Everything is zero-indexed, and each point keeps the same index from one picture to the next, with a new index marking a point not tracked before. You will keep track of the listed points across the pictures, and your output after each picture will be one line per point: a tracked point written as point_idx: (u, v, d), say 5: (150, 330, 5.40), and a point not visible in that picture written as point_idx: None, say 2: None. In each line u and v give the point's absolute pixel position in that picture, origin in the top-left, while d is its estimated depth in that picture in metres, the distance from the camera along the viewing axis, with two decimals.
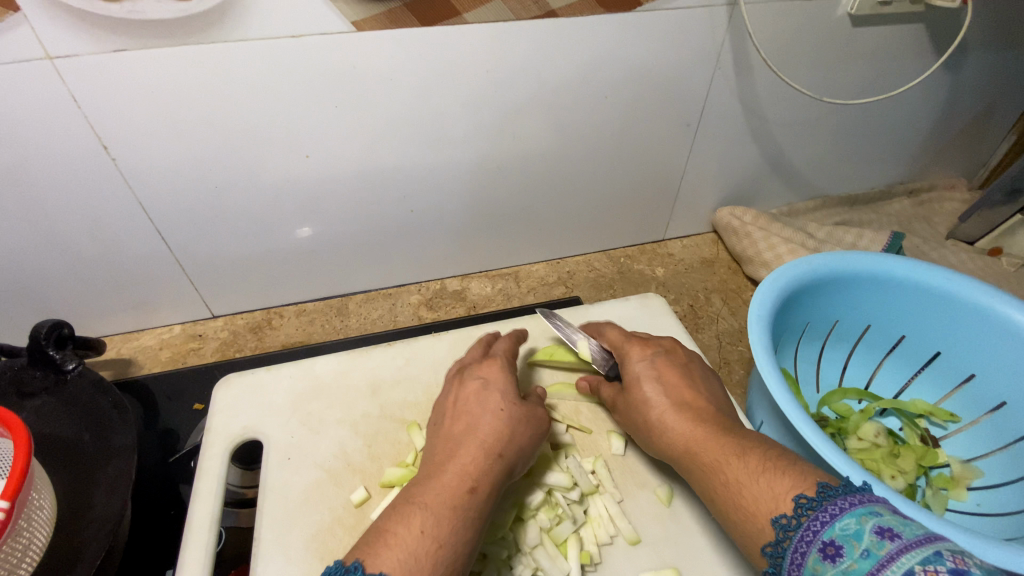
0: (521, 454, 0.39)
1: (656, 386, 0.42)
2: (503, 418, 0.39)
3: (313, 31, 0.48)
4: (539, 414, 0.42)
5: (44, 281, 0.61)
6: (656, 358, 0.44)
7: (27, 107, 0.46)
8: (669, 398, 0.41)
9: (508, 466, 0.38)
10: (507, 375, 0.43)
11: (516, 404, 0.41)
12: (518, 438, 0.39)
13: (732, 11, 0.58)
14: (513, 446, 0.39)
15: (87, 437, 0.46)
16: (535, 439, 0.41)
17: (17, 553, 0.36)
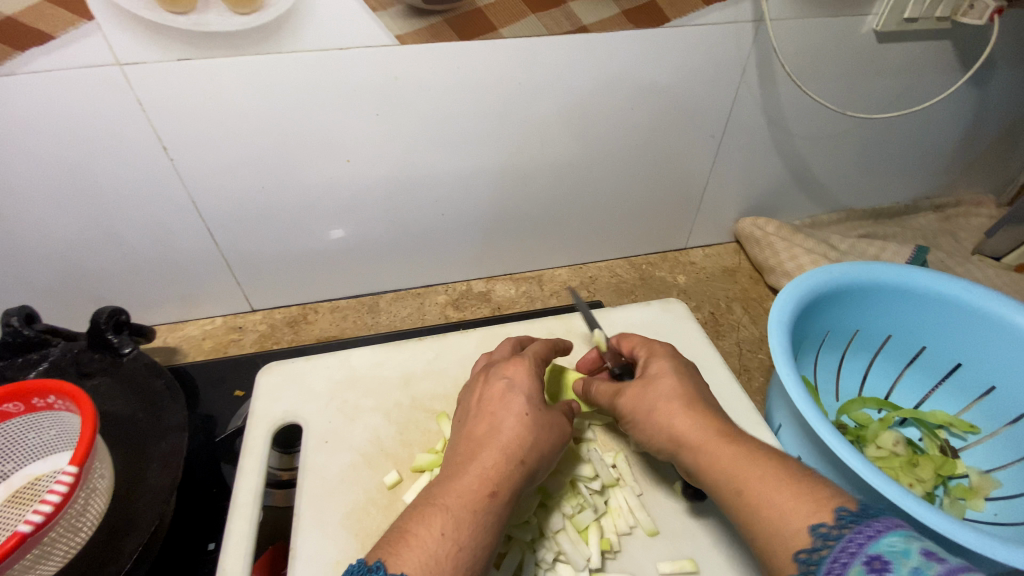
0: (543, 461, 0.39)
1: (667, 379, 0.42)
2: (529, 421, 0.39)
3: (359, 44, 0.52)
4: (564, 420, 0.42)
5: (101, 272, 0.65)
6: (669, 354, 0.45)
7: (98, 110, 0.51)
8: (681, 394, 0.41)
9: (530, 473, 0.38)
10: (534, 377, 0.43)
11: (541, 409, 0.41)
12: (541, 444, 0.39)
13: (758, 27, 0.59)
14: (536, 454, 0.38)
15: (141, 415, 0.50)
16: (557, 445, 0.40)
17: (77, 515, 0.40)
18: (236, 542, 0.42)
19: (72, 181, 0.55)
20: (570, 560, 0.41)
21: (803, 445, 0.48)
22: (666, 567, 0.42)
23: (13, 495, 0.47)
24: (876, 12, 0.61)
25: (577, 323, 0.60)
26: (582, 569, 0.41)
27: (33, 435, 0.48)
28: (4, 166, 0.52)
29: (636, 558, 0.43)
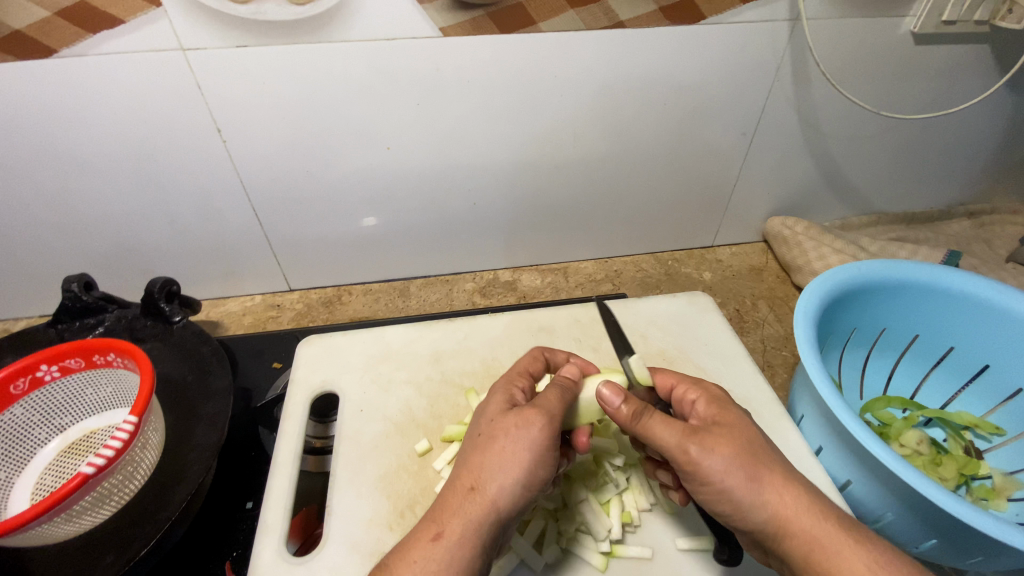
0: (510, 475, 0.36)
1: (735, 437, 0.38)
2: (478, 442, 0.38)
3: (405, 35, 0.54)
4: (526, 428, 0.37)
5: (153, 247, 0.69)
6: (730, 403, 0.41)
7: (161, 92, 0.54)
8: (747, 453, 0.37)
9: (490, 493, 0.35)
10: (502, 395, 0.41)
11: (497, 420, 0.39)
12: (497, 457, 0.36)
13: (794, 26, 0.60)
14: (491, 470, 0.36)
15: (190, 378, 0.54)
16: (531, 450, 0.37)
17: (133, 463, 0.43)
18: (275, 498, 0.45)
19: (132, 159, 0.59)
20: (592, 530, 0.43)
21: (825, 435, 0.49)
22: (684, 542, 0.43)
23: (69, 446, 0.50)
24: (914, 13, 0.61)
25: (603, 311, 0.62)
26: (603, 538, 0.43)
27: (91, 391, 0.51)
28: (73, 142, 0.56)
29: (655, 533, 0.44)
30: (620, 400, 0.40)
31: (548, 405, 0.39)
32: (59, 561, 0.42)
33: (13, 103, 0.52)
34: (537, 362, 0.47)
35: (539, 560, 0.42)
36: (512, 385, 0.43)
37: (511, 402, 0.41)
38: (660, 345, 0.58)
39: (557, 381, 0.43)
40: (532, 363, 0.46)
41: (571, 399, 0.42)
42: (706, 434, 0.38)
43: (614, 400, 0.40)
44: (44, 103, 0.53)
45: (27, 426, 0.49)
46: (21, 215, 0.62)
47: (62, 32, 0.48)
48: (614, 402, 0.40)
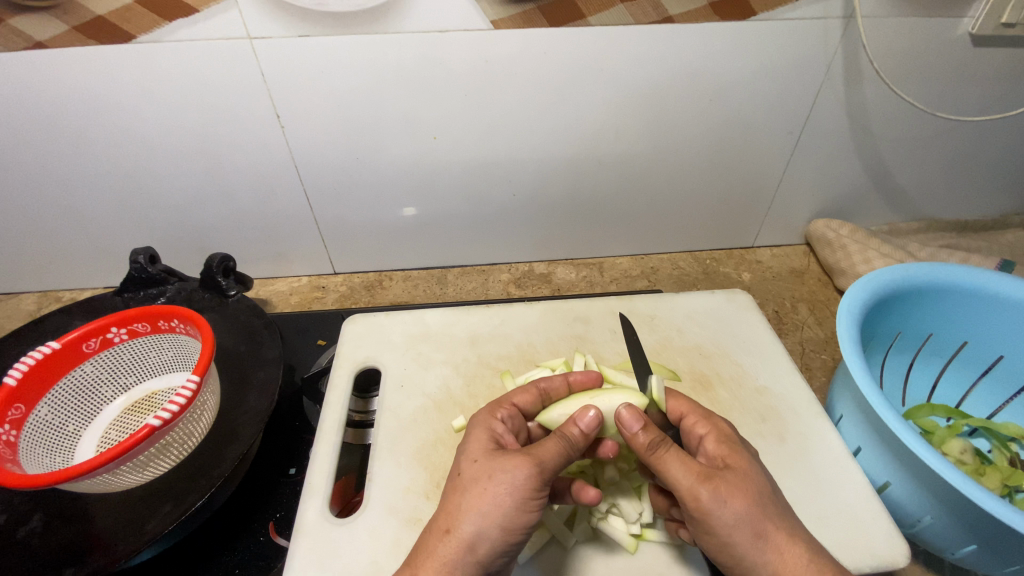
0: (488, 517, 0.35)
1: (745, 486, 0.36)
2: (459, 483, 0.38)
3: (457, 28, 0.56)
4: (510, 464, 0.36)
5: (209, 226, 0.73)
6: (739, 445, 0.40)
7: (226, 78, 0.57)
8: (755, 507, 0.36)
9: (466, 535, 0.35)
10: (491, 432, 0.41)
11: (481, 461, 0.38)
12: (476, 499, 0.36)
13: (847, 24, 0.59)
14: (468, 513, 0.36)
15: (244, 347, 0.57)
16: (513, 496, 0.36)
17: (192, 419, 0.46)
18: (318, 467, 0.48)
19: (197, 142, 0.63)
20: (622, 513, 0.45)
21: (863, 434, 0.49)
22: None
23: (132, 405, 0.54)
24: (973, 14, 0.60)
25: (639, 304, 0.62)
26: (634, 522, 0.44)
27: (153, 354, 0.55)
28: (146, 125, 0.61)
29: None
30: (638, 425, 0.40)
31: (542, 455, 0.37)
32: (121, 507, 0.45)
33: (93, 84, 0.56)
34: (528, 394, 0.46)
35: (569, 537, 0.44)
36: (496, 421, 0.42)
37: (496, 441, 0.40)
38: (696, 340, 0.59)
39: (565, 431, 0.40)
40: (527, 397, 0.46)
41: (574, 455, 0.39)
42: (719, 480, 0.36)
43: (631, 425, 0.40)
44: (121, 85, 0.57)
45: (96, 383, 0.53)
46: (95, 190, 0.67)
47: (141, 19, 0.52)
48: (632, 426, 0.40)
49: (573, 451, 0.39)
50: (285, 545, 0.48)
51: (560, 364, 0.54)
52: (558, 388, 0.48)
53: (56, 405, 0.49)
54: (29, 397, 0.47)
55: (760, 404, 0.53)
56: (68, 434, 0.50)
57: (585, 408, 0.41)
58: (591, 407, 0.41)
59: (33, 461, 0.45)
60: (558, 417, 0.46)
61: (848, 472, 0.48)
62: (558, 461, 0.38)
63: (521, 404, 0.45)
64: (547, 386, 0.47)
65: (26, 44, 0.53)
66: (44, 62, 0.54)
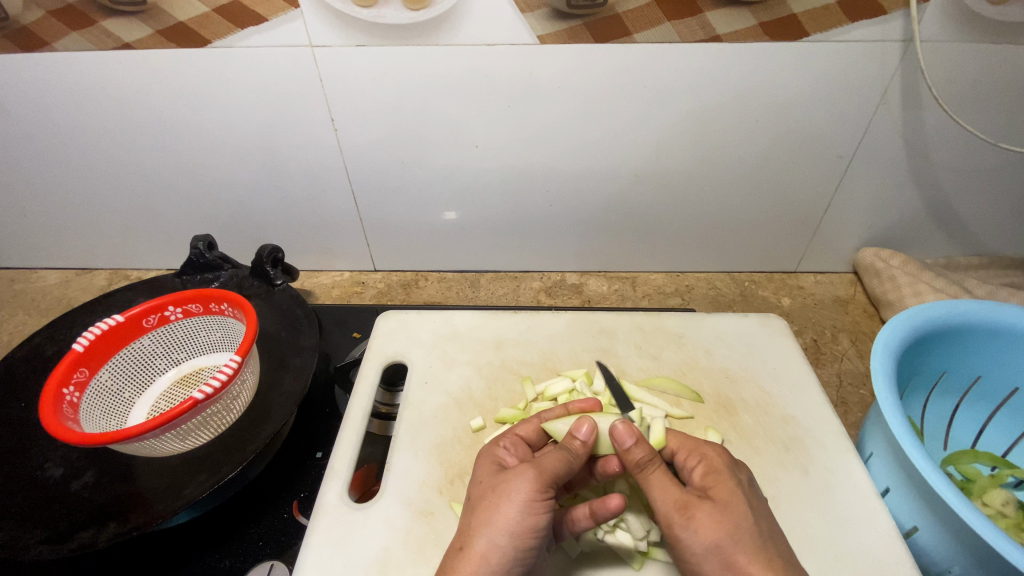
0: (497, 527, 0.36)
1: (722, 518, 0.37)
2: (469, 504, 0.39)
3: (504, 42, 0.58)
4: (517, 477, 0.38)
5: (263, 218, 0.78)
6: (726, 475, 0.40)
7: (287, 82, 0.61)
8: (727, 537, 0.36)
9: (479, 548, 0.36)
10: (496, 455, 0.43)
11: (485, 481, 0.40)
12: (484, 512, 0.37)
13: (906, 48, 0.57)
14: (479, 527, 0.37)
15: (285, 333, 0.61)
16: (517, 503, 0.37)
17: (231, 396, 0.49)
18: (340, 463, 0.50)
19: (257, 140, 0.68)
20: (630, 528, 0.45)
21: (893, 475, 0.47)
22: None
23: (181, 377, 0.58)
24: None
25: (667, 321, 0.62)
26: (642, 538, 0.44)
27: (204, 333, 0.60)
28: (213, 122, 0.66)
29: None
30: (631, 440, 0.41)
31: (543, 465, 0.39)
32: (164, 472, 0.49)
33: (170, 84, 0.62)
34: (530, 425, 0.46)
35: (575, 546, 0.45)
36: (497, 446, 0.43)
37: (501, 463, 0.42)
38: (723, 363, 0.58)
39: (565, 444, 0.42)
40: (529, 427, 0.46)
41: (578, 465, 0.41)
42: (696, 507, 0.38)
43: (625, 440, 0.41)
44: (194, 86, 0.62)
45: (150, 356, 0.57)
46: (166, 179, 0.73)
47: (216, 26, 0.57)
48: (625, 441, 0.41)
49: (576, 459, 0.41)
50: (305, 523, 0.51)
51: (581, 375, 0.55)
52: (558, 413, 0.48)
53: (115, 373, 0.54)
54: (93, 362, 0.51)
55: (785, 433, 0.52)
56: (123, 400, 0.55)
57: (582, 419, 0.43)
58: (586, 420, 0.42)
59: (91, 421, 0.49)
60: (563, 428, 0.46)
61: (873, 513, 0.46)
62: (559, 466, 0.40)
63: (524, 434, 0.45)
64: (545, 414, 0.48)
65: (115, 44, 0.58)
66: (130, 61, 0.60)
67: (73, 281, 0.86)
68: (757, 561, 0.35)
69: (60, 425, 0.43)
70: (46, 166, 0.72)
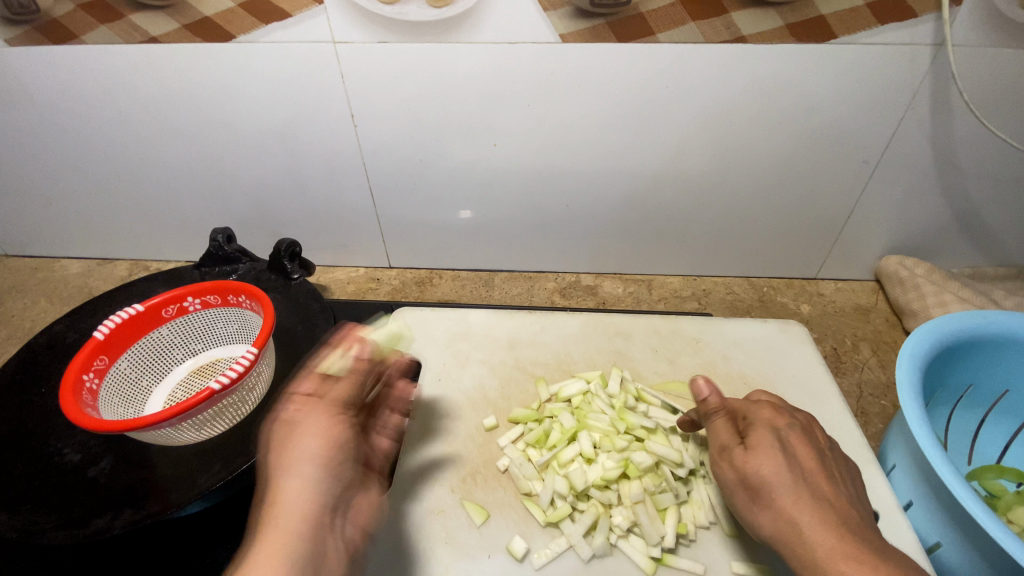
0: (303, 458, 0.36)
1: (751, 458, 0.38)
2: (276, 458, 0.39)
3: (525, 40, 0.58)
4: (330, 417, 0.39)
5: (281, 213, 0.79)
6: (773, 422, 0.41)
7: (308, 79, 0.62)
8: (756, 473, 0.38)
9: (283, 487, 0.35)
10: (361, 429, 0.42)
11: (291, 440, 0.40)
12: (272, 448, 0.38)
13: (937, 51, 0.56)
14: (287, 466, 0.36)
15: (300, 327, 0.61)
16: (321, 426, 0.38)
17: (247, 386, 0.49)
18: None
19: (276, 135, 0.68)
20: (645, 534, 0.44)
21: (917, 488, 0.45)
22: (739, 566, 0.43)
23: (197, 368, 0.59)
24: None
25: (683, 325, 0.61)
26: (655, 544, 0.44)
27: (221, 325, 0.60)
28: (234, 116, 0.66)
29: (710, 551, 0.45)
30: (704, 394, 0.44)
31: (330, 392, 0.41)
32: (178, 461, 0.49)
33: (194, 78, 0.63)
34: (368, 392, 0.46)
35: (587, 549, 0.44)
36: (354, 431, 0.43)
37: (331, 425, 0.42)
38: (740, 368, 0.57)
39: (360, 372, 0.43)
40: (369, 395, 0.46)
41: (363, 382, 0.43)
42: (732, 450, 0.40)
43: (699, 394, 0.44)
44: (217, 81, 0.63)
45: (168, 346, 0.58)
46: (187, 173, 0.74)
47: (241, 21, 0.57)
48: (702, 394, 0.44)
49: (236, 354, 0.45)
50: None
51: (596, 376, 0.54)
52: (361, 361, 0.49)
53: (134, 361, 0.55)
54: (113, 350, 0.52)
55: None
56: (142, 388, 0.55)
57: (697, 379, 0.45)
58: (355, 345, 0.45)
59: (110, 408, 0.50)
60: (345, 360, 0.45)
61: (895, 528, 0.45)
62: (347, 393, 0.41)
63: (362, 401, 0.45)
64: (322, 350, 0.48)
65: (141, 38, 0.59)
66: (155, 54, 0.61)
67: (95, 271, 0.88)
68: (791, 496, 0.36)
69: (79, 411, 0.44)
70: (72, 157, 0.73)
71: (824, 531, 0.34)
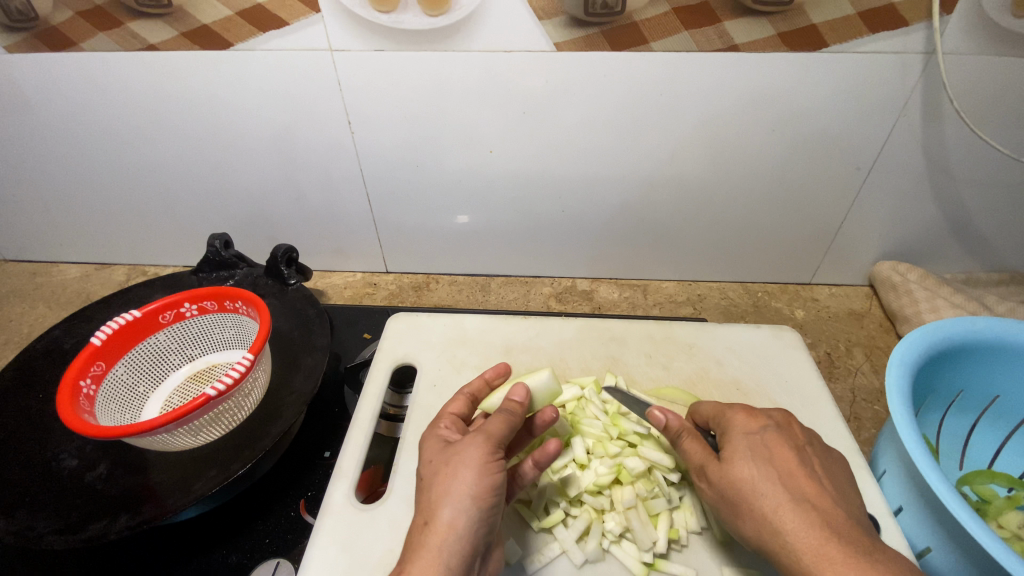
0: (457, 494, 0.36)
1: (728, 472, 0.39)
2: (421, 484, 0.38)
3: (521, 48, 0.58)
4: (484, 451, 0.38)
5: (279, 219, 0.79)
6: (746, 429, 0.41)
7: (306, 87, 0.62)
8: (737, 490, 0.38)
9: (444, 518, 0.35)
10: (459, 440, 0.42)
11: (433, 460, 0.39)
12: (442, 485, 0.36)
13: (928, 59, 0.56)
14: (441, 498, 0.36)
15: (296, 332, 0.61)
16: (474, 464, 0.37)
17: (242, 392, 0.49)
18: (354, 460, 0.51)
19: (274, 142, 0.68)
20: (637, 539, 0.45)
21: (906, 493, 0.46)
22: (730, 569, 0.44)
23: (194, 373, 0.59)
24: None
25: (678, 330, 0.61)
26: (647, 550, 0.44)
27: (218, 330, 0.61)
28: (232, 123, 0.67)
29: (702, 555, 0.45)
30: (662, 420, 0.43)
31: (489, 428, 0.39)
32: (174, 467, 0.49)
33: (192, 86, 0.63)
34: (459, 402, 0.46)
35: (579, 554, 0.45)
36: (438, 428, 0.42)
37: (444, 440, 0.40)
38: (734, 374, 0.57)
39: (505, 405, 0.42)
40: (461, 404, 0.46)
41: (519, 424, 0.41)
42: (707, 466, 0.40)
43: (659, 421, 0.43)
44: (215, 87, 0.63)
45: (165, 351, 0.58)
46: (185, 179, 0.74)
47: (238, 29, 0.58)
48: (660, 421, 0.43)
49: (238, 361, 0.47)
50: (311, 522, 0.51)
51: (590, 382, 0.54)
52: (479, 388, 0.48)
53: (131, 367, 0.55)
54: (110, 356, 0.52)
55: None
56: (138, 394, 0.56)
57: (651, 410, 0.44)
58: (521, 386, 0.44)
59: (106, 414, 0.50)
60: (497, 401, 0.49)
61: (885, 533, 0.45)
62: (504, 430, 0.40)
63: (457, 411, 0.45)
64: (471, 389, 0.48)
65: (140, 45, 0.60)
66: (154, 62, 0.61)
67: (93, 275, 0.88)
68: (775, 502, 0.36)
69: (76, 416, 0.44)
70: (71, 163, 0.73)
71: (811, 535, 0.34)
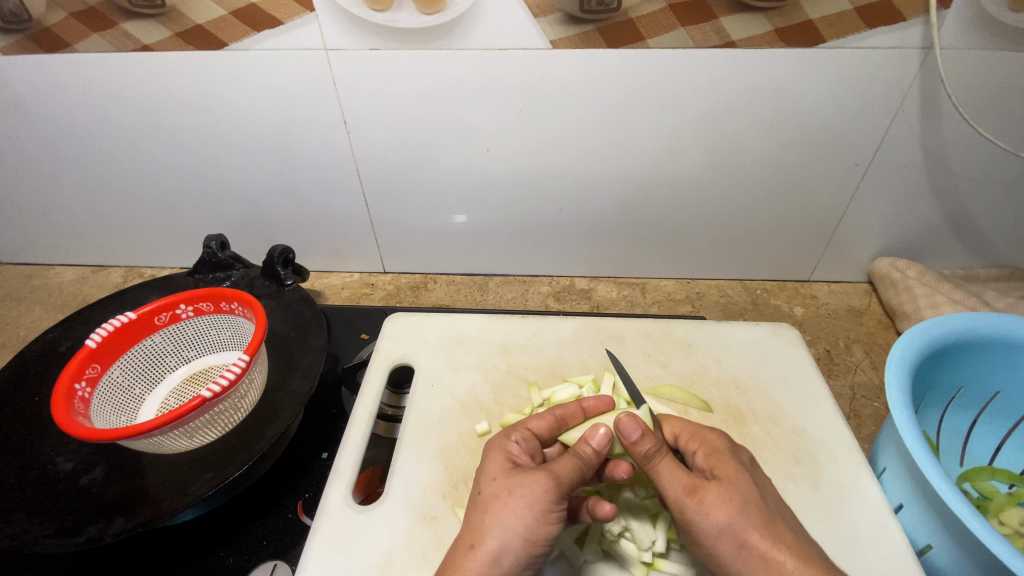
0: (511, 530, 0.36)
1: (729, 495, 0.37)
2: (479, 501, 0.38)
3: (517, 46, 0.58)
4: (550, 491, 0.37)
5: (275, 219, 0.79)
6: (729, 455, 0.41)
7: (301, 87, 0.62)
8: (737, 516, 0.37)
9: (490, 548, 0.35)
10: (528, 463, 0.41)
11: (498, 479, 0.38)
12: (498, 513, 0.36)
13: (926, 55, 0.56)
14: (492, 527, 0.36)
15: (293, 333, 0.61)
16: (533, 509, 0.36)
17: (239, 393, 0.49)
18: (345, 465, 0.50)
19: (269, 143, 0.68)
20: (637, 539, 0.45)
21: (907, 491, 0.46)
22: None
23: (190, 375, 0.59)
24: None
25: (677, 328, 0.61)
26: (647, 549, 0.44)
27: (214, 332, 0.60)
28: (227, 124, 0.66)
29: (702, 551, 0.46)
30: (638, 434, 0.40)
31: (557, 470, 0.38)
32: (171, 470, 0.49)
33: (187, 87, 0.63)
34: (543, 421, 0.45)
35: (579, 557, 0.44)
36: (509, 441, 0.42)
37: (510, 461, 0.40)
38: (733, 371, 0.57)
39: (578, 449, 0.40)
40: (543, 423, 0.44)
41: (589, 473, 0.40)
42: (701, 487, 0.38)
43: (631, 433, 0.40)
44: (210, 88, 0.63)
45: (161, 354, 0.58)
46: (182, 180, 0.74)
47: (233, 29, 0.58)
48: (631, 435, 0.40)
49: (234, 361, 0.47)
50: (309, 524, 0.51)
51: (588, 381, 0.55)
52: (573, 415, 0.46)
53: (126, 369, 0.55)
54: (105, 358, 0.52)
55: (796, 446, 0.51)
56: (134, 396, 0.55)
57: (595, 426, 0.41)
58: (601, 426, 0.41)
59: (102, 417, 0.50)
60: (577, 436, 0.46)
61: (885, 530, 0.45)
62: (573, 475, 0.38)
63: (536, 429, 0.44)
64: (561, 411, 0.46)
65: (134, 46, 0.59)
66: (148, 63, 0.61)
67: (89, 277, 0.88)
68: (768, 537, 0.36)
69: (69, 419, 0.44)
70: (66, 164, 0.73)
71: None
